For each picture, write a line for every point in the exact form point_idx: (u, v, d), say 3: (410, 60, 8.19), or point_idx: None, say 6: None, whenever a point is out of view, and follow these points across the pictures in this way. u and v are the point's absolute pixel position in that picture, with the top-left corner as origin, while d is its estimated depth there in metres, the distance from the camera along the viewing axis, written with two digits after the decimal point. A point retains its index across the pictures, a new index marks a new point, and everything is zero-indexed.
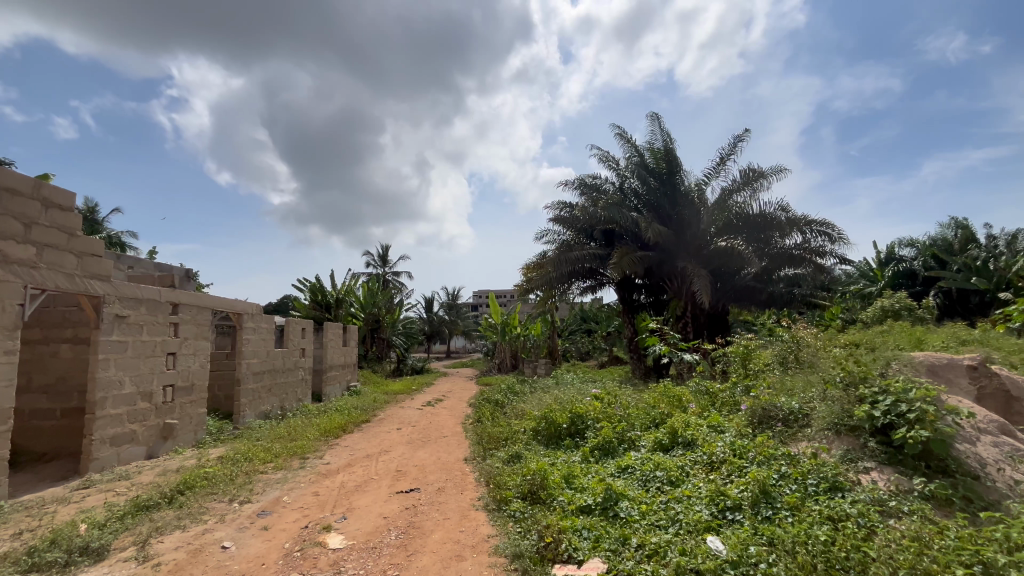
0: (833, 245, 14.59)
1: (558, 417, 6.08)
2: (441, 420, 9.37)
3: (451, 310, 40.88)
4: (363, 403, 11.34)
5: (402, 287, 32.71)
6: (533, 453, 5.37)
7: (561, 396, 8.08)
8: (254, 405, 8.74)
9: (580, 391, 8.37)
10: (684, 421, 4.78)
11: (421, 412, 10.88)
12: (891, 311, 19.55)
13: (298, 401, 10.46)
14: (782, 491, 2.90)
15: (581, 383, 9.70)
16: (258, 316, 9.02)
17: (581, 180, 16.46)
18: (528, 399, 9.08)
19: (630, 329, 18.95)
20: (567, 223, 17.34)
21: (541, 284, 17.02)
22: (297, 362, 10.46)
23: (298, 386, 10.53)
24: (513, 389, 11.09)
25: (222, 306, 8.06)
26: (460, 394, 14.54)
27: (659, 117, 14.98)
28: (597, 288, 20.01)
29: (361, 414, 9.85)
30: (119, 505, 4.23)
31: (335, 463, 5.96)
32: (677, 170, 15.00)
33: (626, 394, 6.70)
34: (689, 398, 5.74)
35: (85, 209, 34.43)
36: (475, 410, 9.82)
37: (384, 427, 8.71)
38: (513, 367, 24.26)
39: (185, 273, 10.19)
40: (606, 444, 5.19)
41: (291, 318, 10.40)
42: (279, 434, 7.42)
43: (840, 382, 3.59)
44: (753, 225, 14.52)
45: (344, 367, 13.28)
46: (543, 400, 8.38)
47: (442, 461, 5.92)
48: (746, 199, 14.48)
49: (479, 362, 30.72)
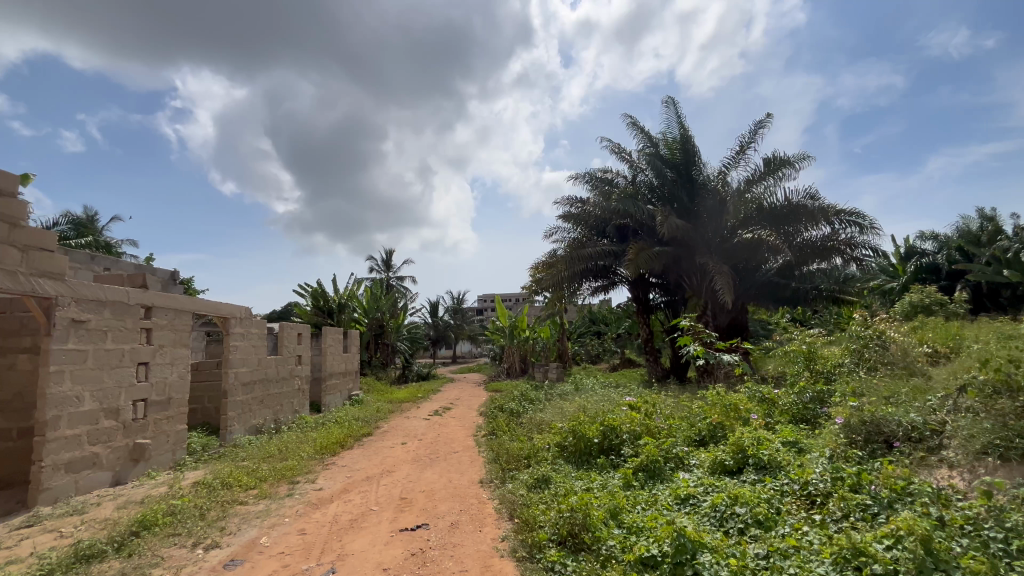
0: (864, 236, 13.56)
1: (588, 430, 5.21)
2: (449, 432, 8.50)
3: (457, 314, 40.11)
4: (366, 413, 10.52)
5: (406, 291, 31.99)
6: (563, 475, 4.50)
7: (586, 404, 7.21)
8: (243, 419, 7.90)
9: (606, 399, 7.49)
10: (751, 435, 3.92)
11: (428, 422, 10.02)
12: (921, 306, 18.67)
13: (294, 413, 9.64)
14: (953, 550, 2.04)
15: (604, 388, 8.82)
16: (249, 321, 8.22)
17: (591, 173, 15.65)
18: (546, 408, 8.21)
19: (644, 330, 18.05)
20: (577, 220, 16.49)
21: (552, 284, 16.13)
22: (293, 371, 9.65)
23: (295, 397, 9.70)
24: (528, 395, 10.23)
25: (206, 309, 7.26)
26: (469, 401, 13.66)
27: (673, 103, 14.17)
28: (609, 287, 19.24)
29: (363, 426, 9.00)
30: (53, 556, 3.37)
31: (329, 489, 5.10)
32: (694, 160, 14.14)
33: (665, 402, 5.82)
34: (747, 407, 4.85)
35: (85, 219, 34.06)
36: (487, 420, 8.96)
37: (387, 442, 7.84)
38: (522, 371, 23.40)
39: (171, 275, 9.57)
40: (652, 465, 4.35)
41: (287, 323, 9.61)
42: (269, 452, 6.58)
43: (992, 393, 2.90)
44: (777, 217, 13.57)
45: (345, 375, 12.46)
46: (564, 408, 7.52)
47: (455, 485, 5.06)
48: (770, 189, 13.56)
49: (487, 367, 29.88)
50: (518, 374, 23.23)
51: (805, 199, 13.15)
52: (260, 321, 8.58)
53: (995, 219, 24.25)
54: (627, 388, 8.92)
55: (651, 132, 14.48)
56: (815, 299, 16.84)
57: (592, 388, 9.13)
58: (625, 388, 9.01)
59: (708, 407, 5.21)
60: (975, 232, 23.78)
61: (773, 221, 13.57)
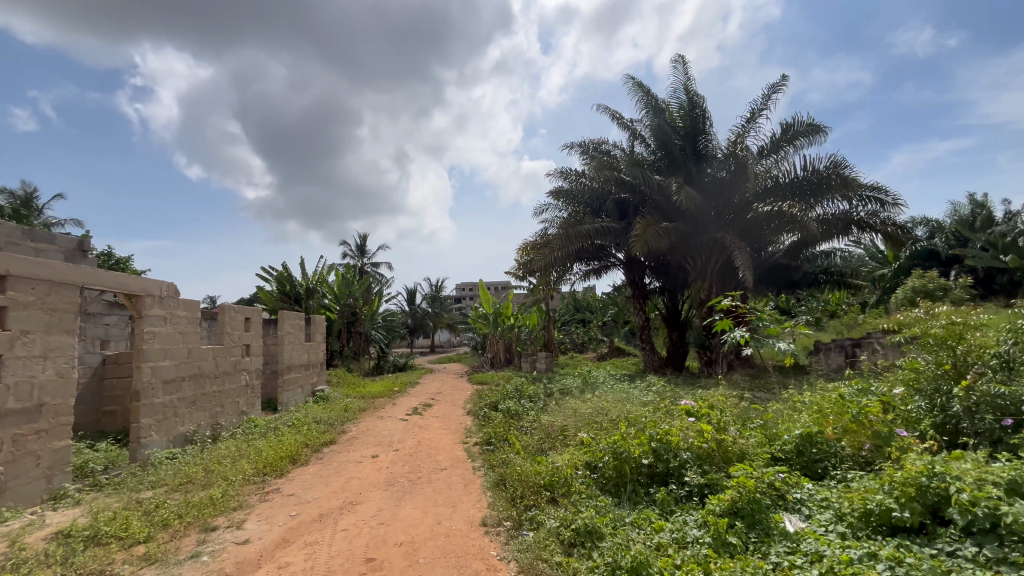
0: (885, 212, 12.13)
1: (635, 449, 3.74)
2: (432, 438, 6.90)
3: (434, 302, 38.28)
4: (330, 413, 8.82)
5: (381, 278, 30.08)
6: (614, 525, 3.01)
7: (608, 411, 5.66)
8: (166, 427, 6.11)
9: (632, 402, 5.96)
10: (927, 460, 2.53)
11: (405, 424, 8.37)
12: (924, 292, 17.95)
13: (241, 414, 7.84)
14: None
15: (618, 384, 7.37)
16: (177, 303, 6.41)
17: (588, 141, 14.11)
18: (555, 408, 6.64)
19: (641, 317, 16.87)
20: (571, 195, 14.97)
21: (543, 266, 14.58)
22: (238, 364, 7.83)
23: (240, 396, 7.88)
24: (523, 391, 8.70)
25: (109, 284, 5.43)
26: (452, 396, 12.09)
27: (682, 62, 12.80)
28: (602, 270, 17.88)
29: (325, 432, 7.30)
30: None
31: (257, 542, 3.44)
32: (705, 127, 12.77)
33: (728, 405, 4.33)
34: (873, 413, 3.43)
35: (25, 197, 31.13)
36: (478, 423, 7.38)
37: (354, 453, 6.16)
38: (507, 361, 21.90)
39: (80, 244, 7.65)
40: (748, 508, 2.92)
41: (231, 306, 7.78)
42: (187, 476, 4.84)
43: None
44: (794, 190, 12.19)
45: (308, 367, 10.68)
46: (579, 412, 5.98)
47: (446, 532, 3.50)
48: (786, 157, 12.19)
49: (468, 357, 28.34)
50: (502, 365, 21.72)
51: (830, 169, 11.73)
52: (193, 303, 6.75)
53: (986, 205, 23.72)
54: (646, 384, 7.44)
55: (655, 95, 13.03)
56: (819, 282, 15.83)
57: (602, 384, 7.57)
58: (643, 383, 7.54)
59: (803, 418, 3.80)
60: (969, 217, 23.24)
61: (794, 193, 12.19)
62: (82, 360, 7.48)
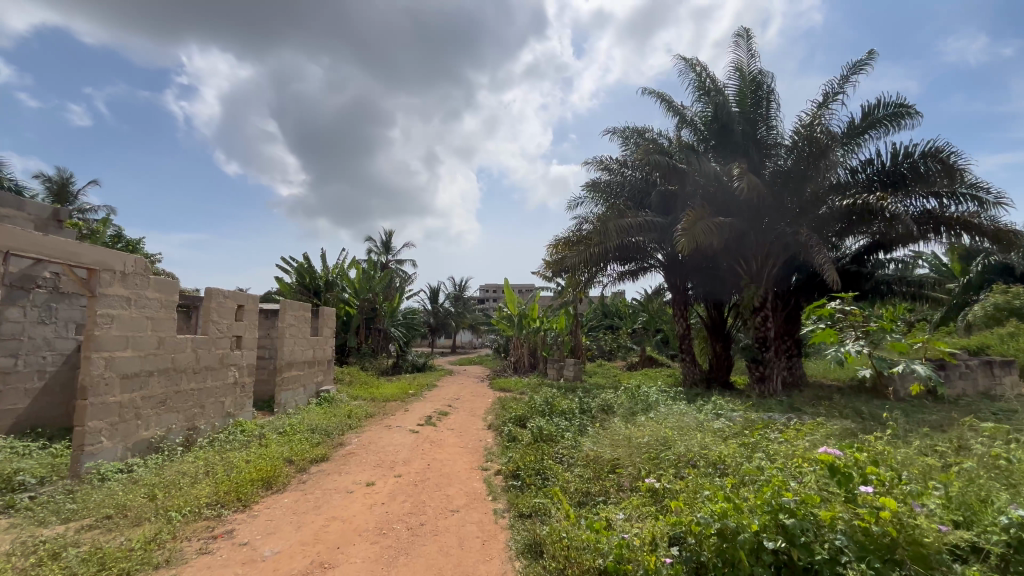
0: (985, 212, 10.01)
1: (756, 525, 2.35)
2: (446, 461, 5.61)
3: (458, 302, 37.29)
4: (329, 418, 7.65)
5: (404, 274, 29.24)
6: None
7: (674, 447, 4.27)
8: (122, 432, 5.00)
9: (704, 435, 4.55)
10: None
11: (414, 437, 7.14)
12: (1009, 309, 15.70)
13: (226, 417, 6.73)
14: None
15: (674, 405, 5.95)
16: (146, 283, 5.32)
17: (631, 127, 12.73)
18: (599, 434, 5.25)
19: (682, 325, 15.30)
20: (610, 187, 13.63)
21: (577, 263, 13.16)
22: (225, 359, 6.73)
23: (227, 396, 6.79)
24: (553, 405, 7.36)
25: (47, 253, 4.35)
26: (470, 403, 10.81)
27: (746, 36, 11.22)
28: (639, 273, 16.39)
29: (318, 444, 6.13)
30: None
31: None
32: (769, 110, 11.25)
33: (881, 450, 2.87)
34: None
35: (61, 183, 31.70)
36: (500, 444, 6.08)
37: (347, 477, 4.94)
38: (532, 367, 20.48)
39: (54, 213, 6.65)
40: None
41: (219, 291, 6.67)
42: (119, 503, 3.68)
43: None
44: (877, 180, 10.45)
45: (313, 365, 9.58)
46: (634, 443, 4.59)
47: None
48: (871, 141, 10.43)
49: (490, 360, 27.08)
50: (526, 370, 20.30)
51: (924, 158, 9.94)
52: (169, 284, 5.67)
53: None
54: (710, 407, 6.01)
55: (711, 74, 11.51)
56: (889, 293, 13.96)
57: (654, 402, 6.14)
58: (706, 405, 6.10)
59: None
60: None
61: (877, 185, 10.44)
62: (50, 346, 6.51)
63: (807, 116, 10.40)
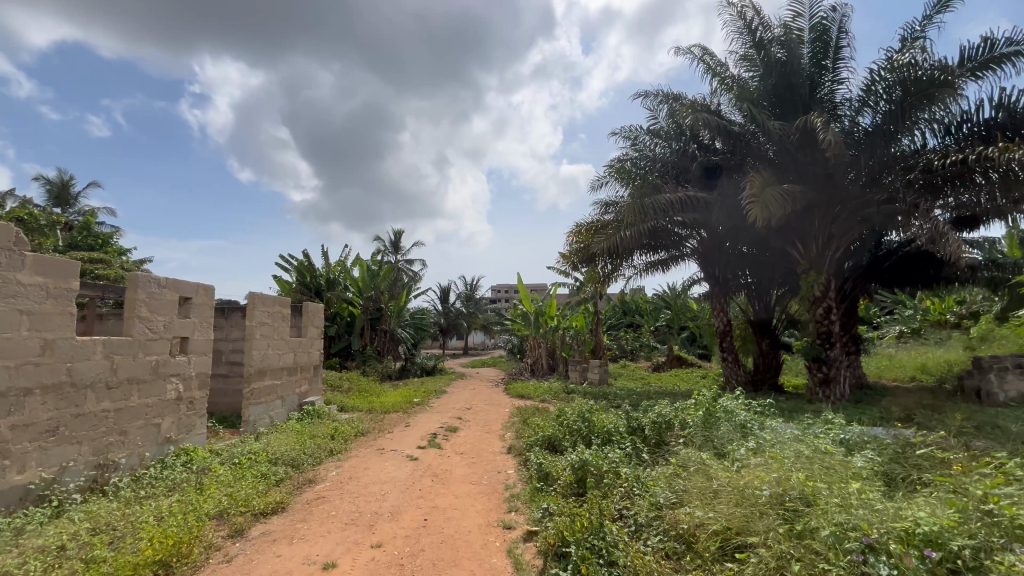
0: None
1: None
2: (454, 514, 3.90)
3: (469, 302, 35.59)
4: (305, 441, 6.01)
5: (413, 273, 27.81)
6: None
7: (836, 518, 2.49)
8: None
9: (875, 495, 2.75)
10: None
11: (413, 465, 5.49)
12: None
13: (163, 445, 5.09)
14: None
15: (772, 427, 4.20)
16: (19, 263, 3.73)
17: (668, 88, 10.92)
18: (682, 478, 3.49)
19: (722, 321, 13.42)
20: (643, 161, 11.88)
21: (605, 249, 11.37)
22: (162, 368, 5.10)
23: (167, 415, 5.17)
24: (592, 423, 5.65)
25: None
26: (485, 415, 9.15)
27: None
28: (670, 263, 14.54)
29: (276, 485, 4.48)
30: None
31: None
32: (840, 57, 9.34)
33: None
34: None
35: (60, 185, 30.86)
36: (525, 486, 4.37)
37: (298, 547, 3.27)
38: (551, 369, 18.68)
39: None
40: None
41: (152, 279, 5.04)
42: None
43: None
44: (986, 135, 8.41)
45: (295, 372, 7.96)
46: (752, 511, 2.81)
47: None
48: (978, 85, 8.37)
49: (505, 362, 25.47)
50: (545, 373, 18.51)
51: None
52: (64, 266, 4.08)
53: None
54: (828, 431, 4.20)
55: (764, 20, 9.66)
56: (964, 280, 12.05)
57: (743, 423, 4.37)
58: (821, 428, 4.30)
59: None
60: None
61: (984, 140, 8.41)
62: None
63: (898, 57, 8.38)
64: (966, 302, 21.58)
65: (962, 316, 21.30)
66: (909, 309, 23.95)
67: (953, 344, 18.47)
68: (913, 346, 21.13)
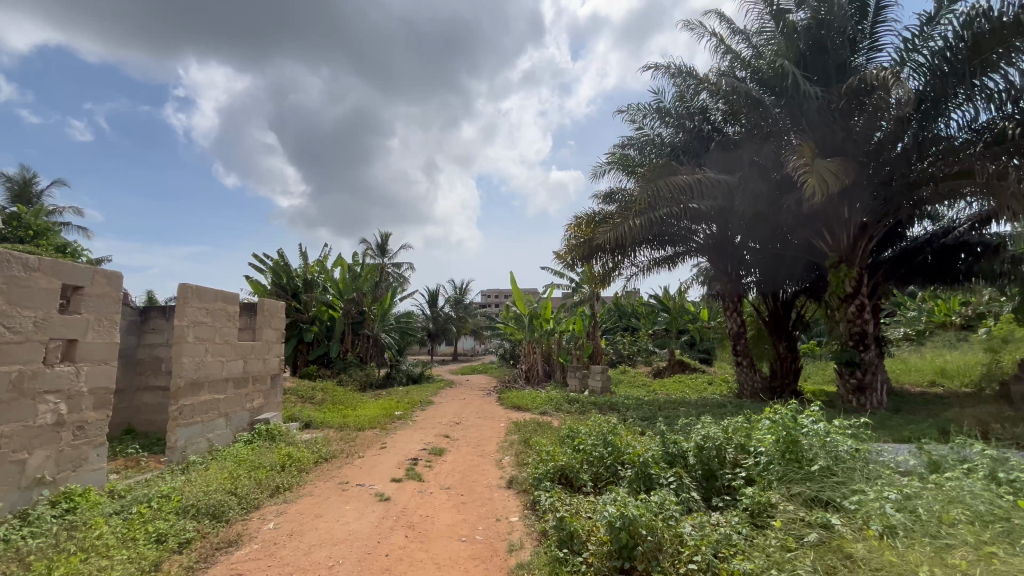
0: None
1: None
2: None
3: (459, 306, 34.08)
4: (242, 474, 4.61)
5: (399, 276, 26.38)
6: None
7: None
8: None
9: None
10: None
11: (380, 508, 4.10)
12: None
13: (31, 489, 3.67)
14: None
15: (886, 469, 2.93)
16: None
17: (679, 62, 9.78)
18: (807, 562, 2.12)
19: (735, 322, 12.20)
20: (651, 148, 10.85)
21: (610, 241, 10.05)
22: (30, 382, 3.69)
23: (37, 449, 3.74)
24: (616, 447, 4.35)
25: None
26: (476, 432, 7.77)
27: None
28: (676, 260, 13.32)
29: (169, 555, 3.08)
30: None
31: None
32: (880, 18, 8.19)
33: None
34: None
35: (23, 180, 28.93)
36: (536, 555, 3.02)
37: None
38: (546, 376, 17.32)
39: None
40: None
41: (15, 259, 3.64)
42: None
43: None
44: None
45: (244, 384, 6.51)
46: None
47: None
48: None
49: (496, 369, 24.07)
50: (541, 381, 17.14)
51: None
52: None
53: None
54: (970, 469, 2.92)
55: None
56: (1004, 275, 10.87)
57: (849, 458, 3.04)
58: (955, 462, 3.02)
59: None
60: None
61: None
62: None
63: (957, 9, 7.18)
64: (972, 302, 20.72)
65: (968, 317, 20.44)
66: (913, 310, 23.11)
67: (967, 347, 17.52)
68: (922, 349, 20.15)
